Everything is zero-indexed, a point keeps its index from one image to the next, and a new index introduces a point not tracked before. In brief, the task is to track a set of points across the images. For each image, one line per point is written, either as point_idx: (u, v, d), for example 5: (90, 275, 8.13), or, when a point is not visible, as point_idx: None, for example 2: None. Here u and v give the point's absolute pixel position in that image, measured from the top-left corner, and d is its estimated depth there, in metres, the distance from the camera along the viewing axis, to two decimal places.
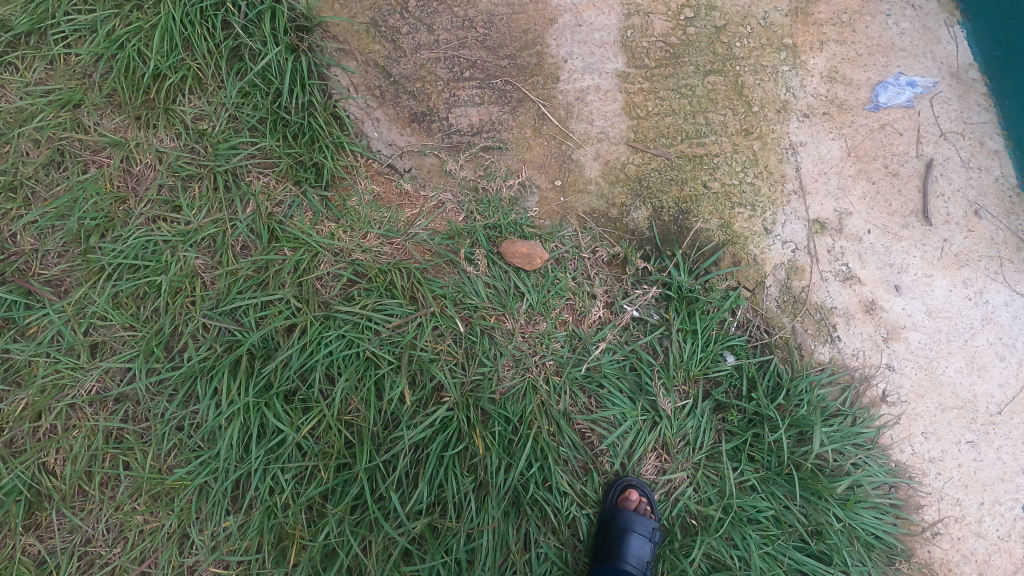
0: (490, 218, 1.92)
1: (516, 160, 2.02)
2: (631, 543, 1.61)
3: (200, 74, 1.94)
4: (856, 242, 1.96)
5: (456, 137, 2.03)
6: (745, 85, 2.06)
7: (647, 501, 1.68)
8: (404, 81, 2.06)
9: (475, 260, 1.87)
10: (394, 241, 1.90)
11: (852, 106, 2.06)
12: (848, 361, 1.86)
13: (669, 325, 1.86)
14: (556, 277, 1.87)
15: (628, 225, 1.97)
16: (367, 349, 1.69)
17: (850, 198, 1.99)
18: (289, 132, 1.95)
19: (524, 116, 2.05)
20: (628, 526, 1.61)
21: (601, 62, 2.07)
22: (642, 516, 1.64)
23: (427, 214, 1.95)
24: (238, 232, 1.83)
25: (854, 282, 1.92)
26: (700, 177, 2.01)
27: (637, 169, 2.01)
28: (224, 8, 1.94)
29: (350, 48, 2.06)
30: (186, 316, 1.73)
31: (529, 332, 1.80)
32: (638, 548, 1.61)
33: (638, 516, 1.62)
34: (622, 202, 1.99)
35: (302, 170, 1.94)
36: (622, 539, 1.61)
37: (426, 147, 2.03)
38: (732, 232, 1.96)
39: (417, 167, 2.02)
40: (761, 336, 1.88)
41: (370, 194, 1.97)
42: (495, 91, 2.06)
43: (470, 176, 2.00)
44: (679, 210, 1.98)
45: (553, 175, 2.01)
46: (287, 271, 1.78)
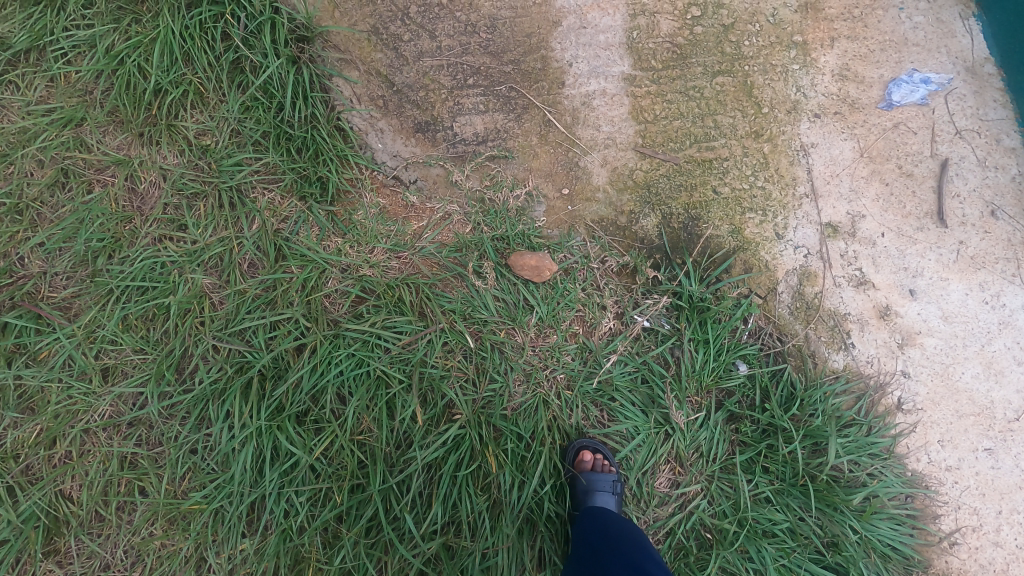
0: (498, 229, 1.92)
1: (522, 169, 2.03)
2: (598, 502, 1.61)
3: (202, 88, 1.97)
4: (869, 245, 1.94)
5: (462, 147, 2.04)
6: (754, 85, 2.07)
7: (601, 457, 1.68)
8: (407, 90, 2.06)
9: (483, 273, 1.86)
10: (402, 255, 1.90)
11: (864, 105, 2.06)
12: (862, 368, 1.82)
13: (679, 335, 1.84)
14: (565, 288, 1.86)
15: (638, 232, 1.96)
16: (377, 367, 1.67)
17: (862, 200, 1.99)
18: (292, 146, 1.96)
19: (531, 123, 2.06)
20: (589, 485, 1.61)
21: (606, 65, 2.08)
22: (600, 472, 1.64)
23: (434, 226, 1.95)
24: (245, 250, 1.83)
25: (867, 288, 1.89)
26: (709, 182, 2.01)
27: (645, 176, 2.02)
28: (223, 20, 1.97)
29: (353, 58, 2.07)
30: (196, 338, 1.71)
31: (539, 345, 1.79)
32: (606, 507, 1.61)
33: (596, 475, 1.61)
34: (631, 210, 1.99)
35: (306, 184, 1.94)
36: (587, 499, 1.62)
37: (431, 157, 2.02)
38: (743, 238, 1.95)
39: (423, 178, 2.02)
40: (773, 344, 1.86)
41: (375, 208, 1.96)
42: (501, 97, 2.07)
43: (476, 186, 2.00)
44: (688, 217, 1.97)
45: (560, 183, 2.02)
46: (295, 290, 1.77)
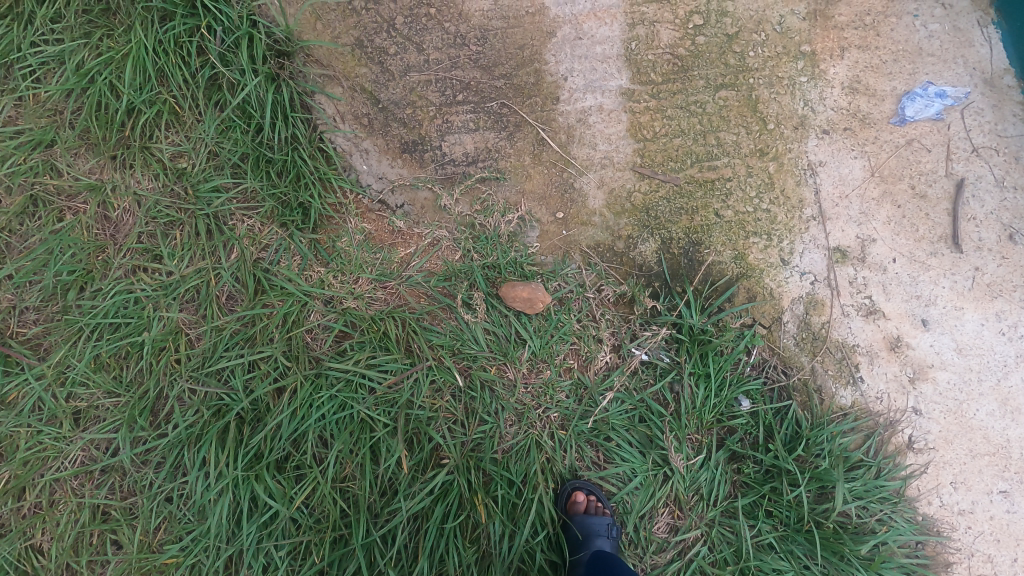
0: (488, 257, 1.83)
1: (514, 191, 1.93)
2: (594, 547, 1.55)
3: (177, 107, 1.86)
4: (879, 272, 1.84)
5: (451, 168, 1.94)
6: (759, 99, 1.96)
7: (595, 498, 1.62)
8: (393, 107, 1.96)
9: (473, 305, 1.77)
10: (388, 285, 1.81)
11: (875, 120, 1.95)
12: (871, 405, 1.74)
13: (679, 369, 1.76)
14: (559, 320, 1.77)
15: (636, 258, 1.87)
16: (361, 410, 1.59)
17: (872, 223, 1.89)
18: (272, 170, 1.86)
19: (523, 142, 1.95)
20: (584, 530, 1.55)
21: (603, 79, 1.96)
22: (594, 516, 1.58)
23: (422, 253, 1.86)
24: (222, 282, 1.74)
25: (877, 317, 1.80)
26: (712, 205, 1.91)
27: (644, 198, 1.92)
28: (199, 33, 1.86)
29: (336, 73, 1.96)
30: (171, 378, 1.63)
31: (532, 382, 1.71)
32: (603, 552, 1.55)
33: (591, 519, 1.56)
34: (629, 234, 1.89)
35: (287, 211, 1.85)
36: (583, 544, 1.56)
37: (418, 180, 1.93)
38: (746, 264, 1.86)
39: (411, 202, 1.92)
40: (778, 378, 1.77)
41: (360, 234, 1.87)
42: (491, 114, 1.96)
43: (465, 211, 1.91)
44: (689, 242, 1.88)
45: (555, 207, 1.92)
46: (275, 326, 1.68)
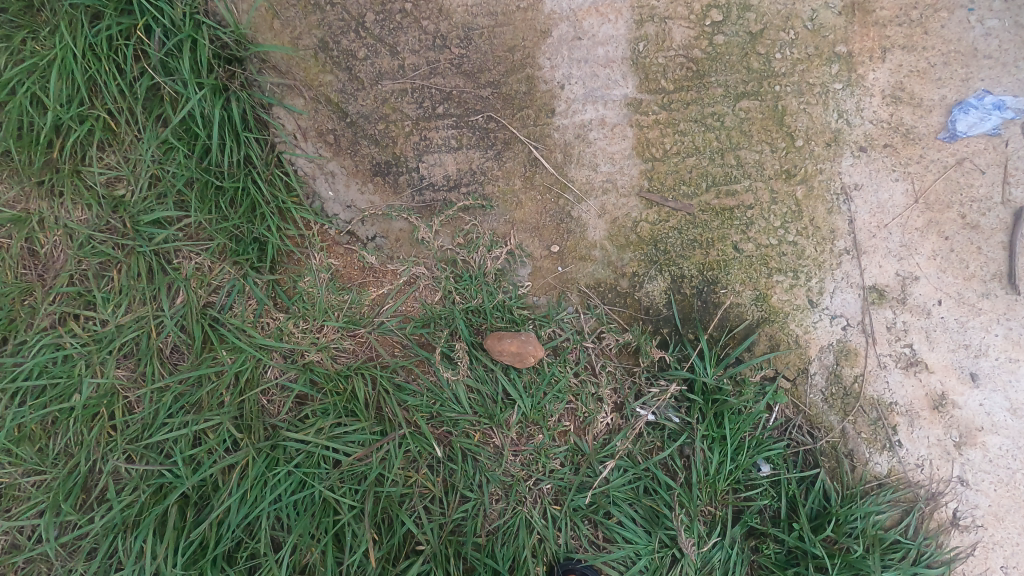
0: (471, 300, 1.60)
1: (503, 222, 1.68)
2: None
3: (113, 123, 1.59)
4: (921, 316, 1.61)
5: (430, 193, 1.68)
6: (786, 111, 1.69)
7: None
8: (363, 122, 1.69)
9: (455, 359, 1.54)
10: (357, 333, 1.58)
11: (920, 135, 1.68)
12: (911, 474, 1.52)
13: (691, 431, 1.54)
14: (552, 375, 1.55)
15: (642, 300, 1.63)
16: (323, 491, 1.40)
17: (915, 257, 1.64)
18: (221, 199, 1.60)
19: (513, 162, 1.69)
20: None
21: (605, 87, 1.69)
22: None
23: (395, 294, 1.63)
24: (165, 333, 1.51)
25: (919, 370, 1.57)
26: (729, 236, 1.66)
27: (652, 229, 1.67)
28: (136, 36, 1.58)
29: (296, 81, 1.68)
30: (106, 450, 1.42)
31: (522, 449, 1.50)
32: None
33: None
34: (634, 271, 1.65)
35: (240, 248, 1.60)
36: None
37: (392, 208, 1.67)
38: (769, 307, 1.62)
39: (383, 234, 1.67)
40: (803, 440, 1.56)
41: (326, 273, 1.63)
42: (476, 130, 1.69)
43: (447, 244, 1.66)
44: (703, 281, 1.64)
45: (549, 239, 1.67)
46: (224, 387, 1.46)
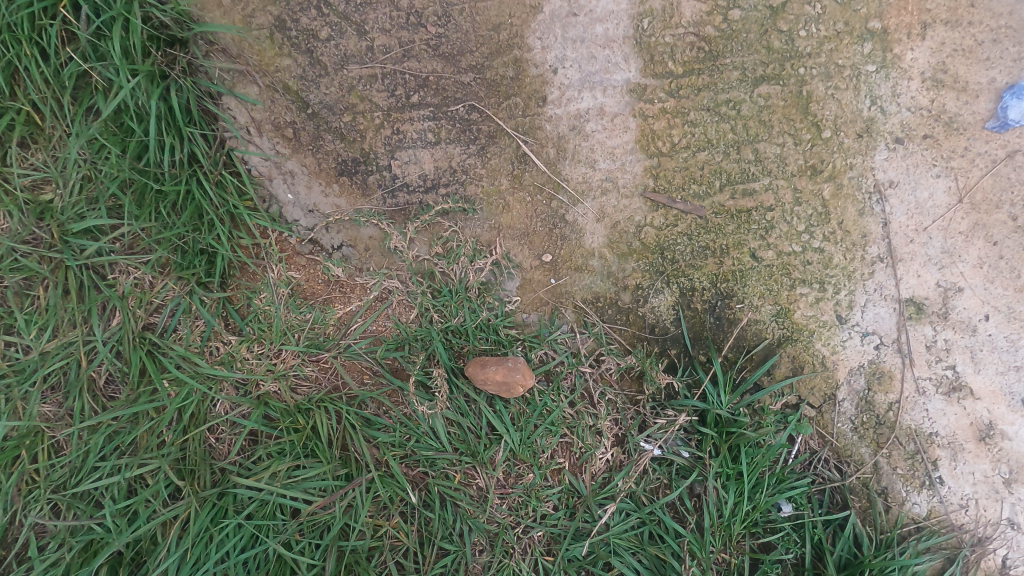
0: (452, 318, 1.41)
1: (487, 227, 1.47)
2: None
3: (37, 116, 1.34)
4: (966, 333, 1.41)
5: (404, 195, 1.47)
6: (812, 97, 1.47)
7: None
8: (326, 113, 1.46)
9: (432, 388, 1.35)
10: (321, 359, 1.38)
11: (965, 124, 1.46)
12: (953, 515, 1.34)
13: (703, 467, 1.36)
14: (544, 405, 1.36)
15: (646, 316, 1.44)
16: (275, 547, 1.23)
17: (959, 266, 1.43)
18: (163, 205, 1.38)
19: (498, 159, 1.48)
20: None
21: (604, 71, 1.47)
22: None
23: (365, 312, 1.43)
24: (97, 363, 1.30)
25: (962, 396, 1.38)
26: (746, 243, 1.45)
27: (657, 235, 1.46)
28: (60, 13, 1.32)
29: (248, 65, 1.44)
30: (28, 496, 1.24)
31: (509, 492, 1.32)
32: None
33: None
34: (637, 283, 1.45)
35: (184, 261, 1.39)
36: None
37: (360, 213, 1.46)
38: (791, 324, 1.42)
39: (351, 242, 1.46)
40: (831, 477, 1.38)
41: (285, 288, 1.42)
42: (456, 121, 1.47)
43: (424, 253, 1.45)
44: (716, 294, 1.44)
45: (540, 247, 1.47)
46: (165, 425, 1.27)
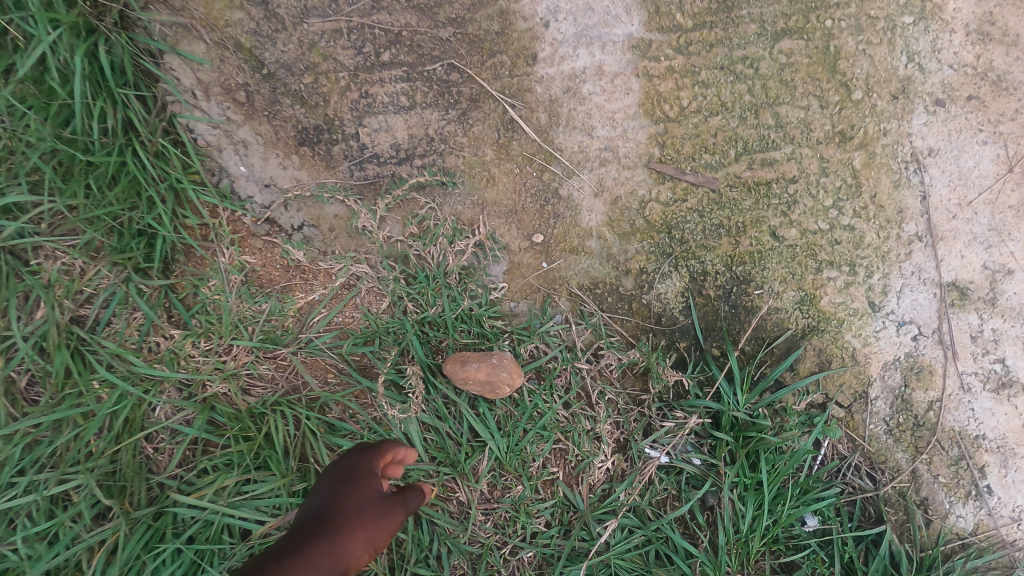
0: (429, 308, 1.23)
1: (469, 204, 1.28)
2: None
3: None
4: (1016, 322, 1.23)
5: (375, 167, 1.28)
6: (840, 53, 1.28)
7: None
8: (284, 74, 1.26)
9: (406, 388, 1.18)
10: (279, 355, 1.21)
11: (1015, 83, 1.27)
12: (1003, 529, 1.18)
13: (717, 477, 1.19)
14: (535, 407, 1.19)
15: (652, 305, 1.26)
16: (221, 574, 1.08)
17: (1009, 245, 1.25)
18: (93, 179, 1.18)
19: (481, 126, 1.29)
20: None
21: (602, 23, 1.27)
22: None
23: (330, 301, 1.25)
24: (15, 363, 1.11)
25: (1012, 394, 1.21)
26: (766, 220, 1.27)
27: (664, 211, 1.28)
28: None
29: (193, 19, 1.23)
30: None
31: (494, 507, 1.16)
32: None
33: None
34: (641, 267, 1.27)
35: (122, 245, 1.19)
36: None
37: (324, 188, 1.27)
38: (817, 313, 1.25)
39: (314, 222, 1.27)
40: (862, 486, 1.21)
41: (236, 274, 1.24)
42: (433, 83, 1.28)
43: (397, 234, 1.27)
44: (732, 279, 1.26)
45: (530, 226, 1.29)
46: (93, 434, 1.10)
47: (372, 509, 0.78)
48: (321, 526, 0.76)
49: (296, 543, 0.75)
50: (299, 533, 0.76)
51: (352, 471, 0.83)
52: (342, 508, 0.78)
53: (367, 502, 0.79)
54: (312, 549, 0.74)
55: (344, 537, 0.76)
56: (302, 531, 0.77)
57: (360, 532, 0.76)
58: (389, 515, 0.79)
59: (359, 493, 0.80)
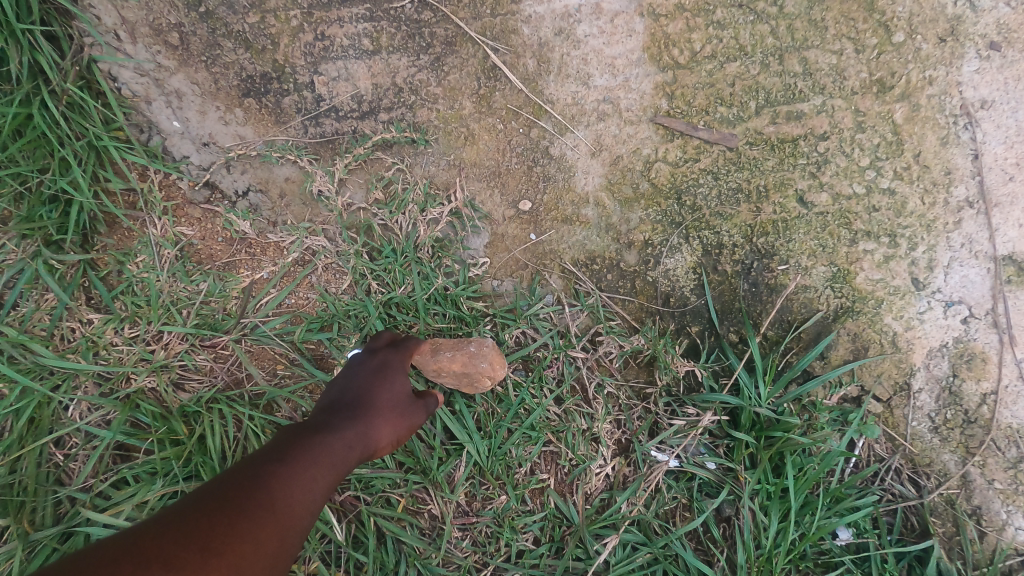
0: (397, 287, 1.05)
1: (444, 165, 1.09)
2: None
3: None
4: None
5: (332, 122, 1.09)
6: None
7: None
8: (223, 10, 1.05)
9: None
10: (219, 343, 1.03)
11: None
12: None
13: (734, 484, 1.02)
14: (521, 403, 1.02)
15: (658, 283, 1.08)
16: None
17: None
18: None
19: (458, 73, 1.09)
20: None
21: None
22: None
23: (281, 279, 1.06)
24: None
25: None
26: (792, 183, 1.09)
27: (672, 173, 1.10)
28: None
29: None
30: None
31: (474, 521, 0.99)
32: None
33: None
34: (646, 238, 1.09)
35: (32, 216, 0.99)
36: None
37: (274, 147, 1.08)
38: (851, 291, 1.07)
39: (262, 187, 1.08)
40: (901, 494, 1.04)
41: (170, 248, 1.05)
42: (400, 21, 1.07)
43: (360, 201, 1.08)
44: (752, 253, 1.08)
45: (516, 192, 1.10)
46: None
47: (402, 406, 0.85)
48: (359, 408, 0.82)
49: (336, 416, 0.80)
50: (335, 411, 0.81)
51: (385, 366, 0.88)
52: (378, 397, 0.84)
53: (397, 400, 0.85)
54: (351, 425, 0.79)
55: (379, 422, 0.82)
56: (338, 409, 0.82)
57: (391, 421, 0.83)
58: (419, 411, 0.87)
59: (391, 389, 0.86)
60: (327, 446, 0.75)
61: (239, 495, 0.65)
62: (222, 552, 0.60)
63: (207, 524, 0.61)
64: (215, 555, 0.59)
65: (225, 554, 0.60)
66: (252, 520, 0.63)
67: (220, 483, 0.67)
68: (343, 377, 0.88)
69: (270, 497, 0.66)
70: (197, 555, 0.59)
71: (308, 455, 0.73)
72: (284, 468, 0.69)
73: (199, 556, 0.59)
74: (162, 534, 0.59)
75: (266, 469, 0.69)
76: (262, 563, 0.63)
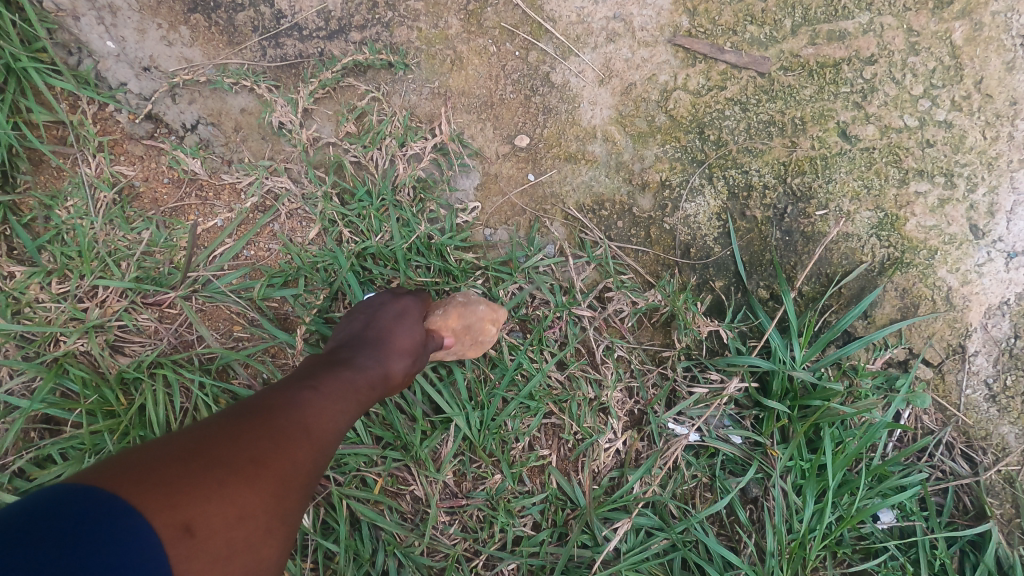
0: (373, 236, 0.90)
1: (427, 95, 0.94)
2: None
3: None
4: None
5: (295, 43, 0.92)
6: None
7: None
8: None
9: None
10: (165, 301, 0.88)
11: None
12: None
13: (763, 460, 0.89)
14: (518, 368, 0.88)
15: (676, 231, 0.94)
16: None
17: None
18: None
19: None
20: None
21: None
22: None
23: (239, 228, 0.91)
24: None
25: None
26: (833, 114, 0.93)
27: (693, 104, 0.94)
28: None
29: None
30: None
31: (462, 505, 0.86)
32: None
33: None
34: (662, 180, 0.94)
35: None
36: None
37: (226, 72, 0.91)
38: (900, 240, 0.92)
39: (215, 120, 0.92)
40: (954, 471, 0.91)
41: (106, 191, 0.89)
42: None
43: (329, 135, 0.93)
44: (785, 196, 0.93)
45: (511, 126, 0.94)
46: None
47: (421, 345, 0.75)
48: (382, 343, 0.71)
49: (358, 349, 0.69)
50: (357, 342, 0.70)
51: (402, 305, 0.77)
52: (403, 334, 0.73)
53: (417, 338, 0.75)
54: (376, 358, 0.68)
55: (405, 355, 0.71)
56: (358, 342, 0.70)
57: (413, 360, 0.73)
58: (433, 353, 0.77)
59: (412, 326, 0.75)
60: (358, 377, 0.63)
61: (274, 414, 0.54)
62: (265, 473, 0.50)
63: (243, 441, 0.51)
64: (250, 476, 0.49)
65: (273, 475, 0.51)
66: (289, 444, 0.53)
67: (244, 405, 0.55)
68: (358, 312, 0.76)
69: (305, 423, 0.55)
70: (228, 474, 0.48)
71: (339, 385, 0.61)
72: (316, 393, 0.58)
73: (238, 475, 0.49)
74: (205, 446, 0.50)
75: (299, 394, 0.57)
76: (301, 490, 0.53)
